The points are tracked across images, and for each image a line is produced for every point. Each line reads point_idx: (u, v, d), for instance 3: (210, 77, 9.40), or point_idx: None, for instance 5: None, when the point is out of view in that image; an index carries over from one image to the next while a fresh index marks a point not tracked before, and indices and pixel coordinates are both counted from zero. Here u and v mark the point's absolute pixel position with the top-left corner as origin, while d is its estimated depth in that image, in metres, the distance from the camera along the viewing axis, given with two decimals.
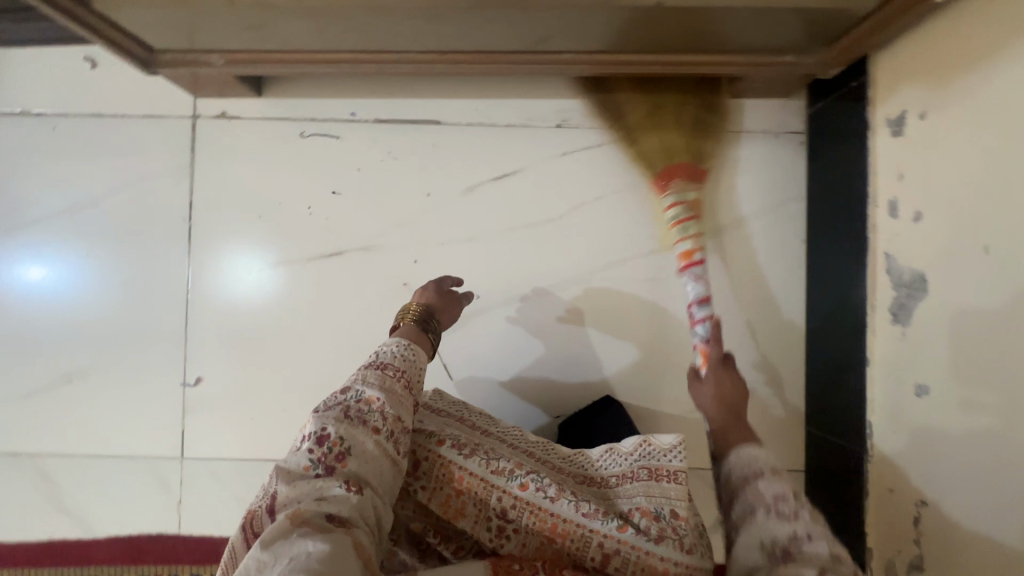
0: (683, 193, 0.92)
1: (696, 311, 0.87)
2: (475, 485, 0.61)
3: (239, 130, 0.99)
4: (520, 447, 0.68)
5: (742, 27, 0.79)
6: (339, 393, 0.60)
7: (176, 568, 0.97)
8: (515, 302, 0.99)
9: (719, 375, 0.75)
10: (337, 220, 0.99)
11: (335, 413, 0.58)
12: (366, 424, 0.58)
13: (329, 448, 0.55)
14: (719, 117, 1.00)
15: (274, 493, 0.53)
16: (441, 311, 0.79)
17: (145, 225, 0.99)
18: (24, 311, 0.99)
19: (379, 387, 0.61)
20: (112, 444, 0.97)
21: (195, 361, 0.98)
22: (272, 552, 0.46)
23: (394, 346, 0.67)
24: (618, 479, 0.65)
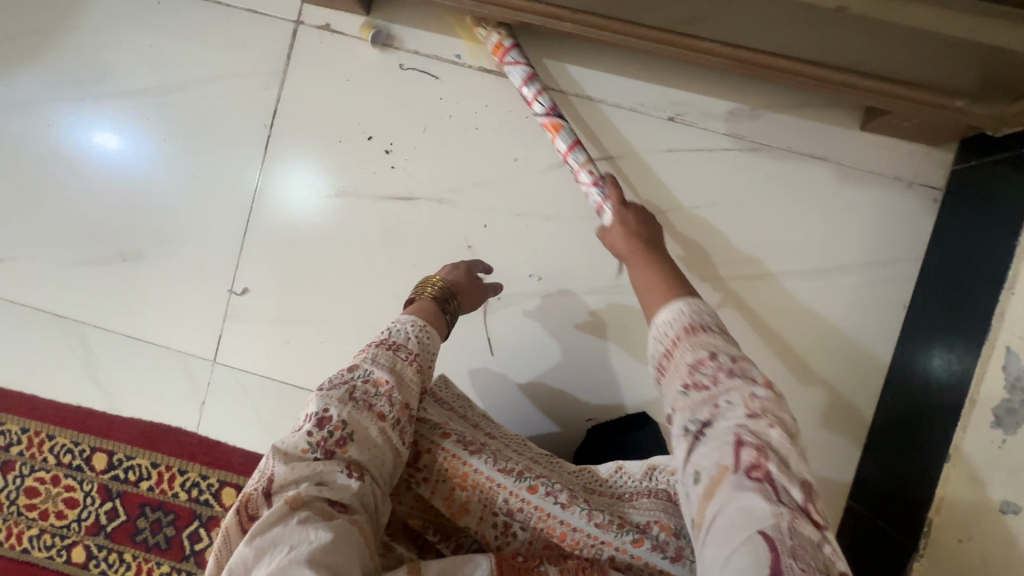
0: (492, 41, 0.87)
1: (526, 93, 0.85)
2: (481, 484, 0.55)
3: (339, 46, 0.94)
4: (525, 452, 0.63)
5: (920, 56, 0.68)
6: (346, 371, 0.56)
7: (187, 464, 0.98)
8: (536, 298, 0.93)
9: (629, 217, 0.76)
10: (416, 163, 0.94)
11: (339, 394, 0.53)
12: (372, 408, 0.54)
13: (329, 432, 0.51)
14: (848, 152, 0.90)
15: (271, 476, 0.49)
16: (463, 295, 0.73)
17: (225, 122, 0.96)
18: (95, 182, 0.99)
19: (388, 368, 0.57)
20: (152, 330, 0.98)
21: (245, 271, 0.97)
22: (270, 539, 0.43)
23: (408, 325, 0.62)
24: (631, 496, 0.61)
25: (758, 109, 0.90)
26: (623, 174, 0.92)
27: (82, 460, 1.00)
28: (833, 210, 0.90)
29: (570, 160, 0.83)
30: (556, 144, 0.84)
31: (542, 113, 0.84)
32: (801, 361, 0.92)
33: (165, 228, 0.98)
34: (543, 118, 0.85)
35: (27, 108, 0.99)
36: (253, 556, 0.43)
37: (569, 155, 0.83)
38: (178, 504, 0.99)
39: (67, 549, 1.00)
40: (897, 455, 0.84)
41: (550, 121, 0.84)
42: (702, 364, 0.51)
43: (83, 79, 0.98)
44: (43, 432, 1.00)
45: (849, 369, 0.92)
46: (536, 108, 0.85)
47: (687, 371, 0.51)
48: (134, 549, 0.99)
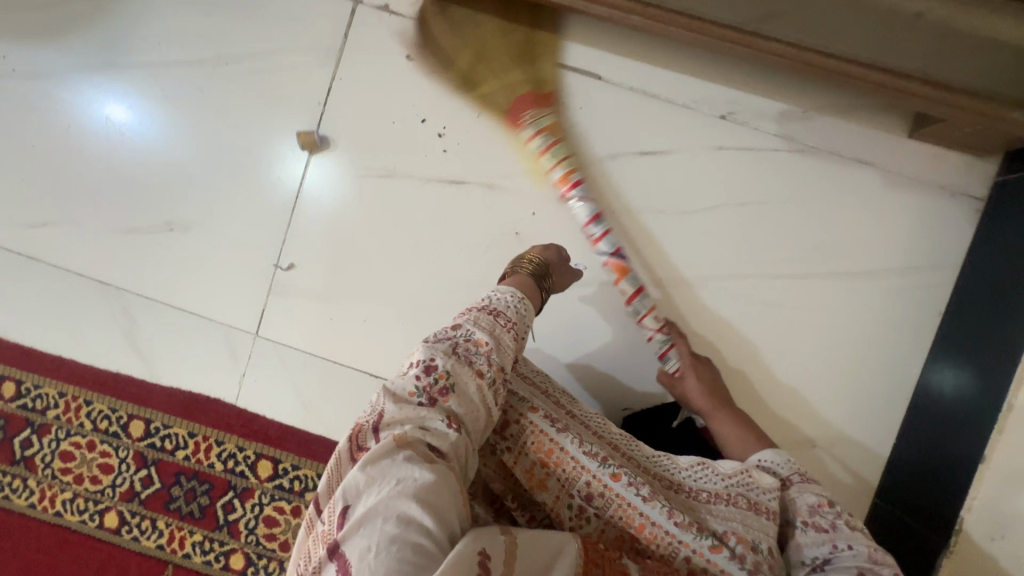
0: (538, 121, 0.89)
1: (593, 230, 0.87)
2: (565, 463, 0.58)
3: (397, 27, 0.95)
4: (605, 437, 0.64)
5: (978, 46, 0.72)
6: (450, 328, 0.59)
7: (224, 435, 0.99)
8: (589, 285, 0.95)
9: (697, 369, 0.84)
10: (467, 148, 0.95)
11: (444, 346, 0.57)
12: (472, 365, 0.56)
13: (434, 380, 0.54)
14: (894, 158, 0.92)
15: (381, 412, 0.52)
16: (557, 273, 0.76)
17: (278, 97, 0.97)
18: (143, 151, 0.99)
19: (488, 332, 0.59)
20: (194, 301, 0.99)
21: (292, 247, 0.97)
22: (380, 470, 0.47)
23: (508, 294, 0.64)
24: (709, 495, 0.60)
25: (809, 111, 0.92)
26: (671, 170, 0.93)
27: (120, 427, 1.00)
28: (876, 215, 0.92)
29: (634, 306, 0.87)
30: (621, 287, 0.87)
31: (609, 253, 0.86)
32: (836, 361, 0.94)
33: (212, 201, 0.98)
34: (608, 259, 0.87)
35: (77, 75, 0.99)
36: (362, 482, 0.46)
37: (634, 300, 0.86)
38: (214, 474, 0.99)
39: (100, 515, 1.00)
40: (928, 456, 0.86)
41: (614, 264, 0.86)
42: (821, 508, 0.61)
43: (136, 47, 0.98)
44: (81, 397, 1.00)
45: (883, 371, 0.94)
46: (603, 246, 0.87)
47: (806, 511, 0.62)
48: (168, 517, 1.00)
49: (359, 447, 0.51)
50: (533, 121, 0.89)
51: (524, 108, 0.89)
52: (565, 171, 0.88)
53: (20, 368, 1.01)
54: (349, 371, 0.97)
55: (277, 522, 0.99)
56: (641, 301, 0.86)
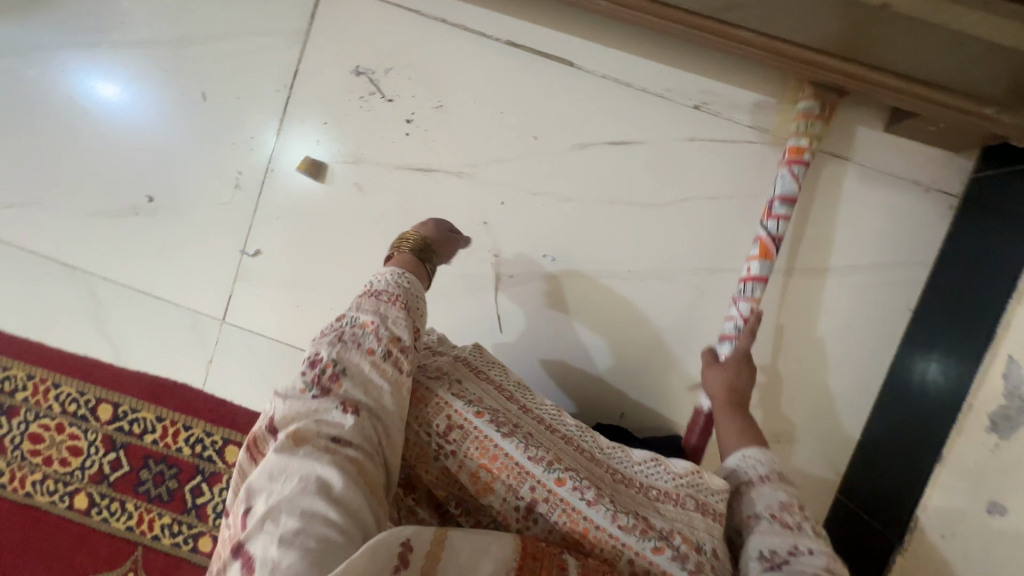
0: (825, 89, 0.85)
1: (777, 206, 0.84)
2: (508, 469, 0.52)
3: (365, 7, 0.92)
4: (559, 430, 0.59)
5: (933, 46, 0.71)
6: (335, 320, 0.60)
7: (192, 420, 0.99)
8: (559, 278, 0.93)
9: (739, 366, 0.79)
10: (437, 134, 0.93)
11: (329, 338, 0.57)
12: (361, 346, 0.57)
13: (321, 370, 0.54)
14: (869, 152, 0.90)
15: (272, 414, 0.52)
16: (440, 248, 0.76)
17: (245, 78, 0.94)
18: (108, 133, 0.97)
19: (373, 311, 0.59)
20: (162, 286, 0.98)
21: (259, 232, 0.96)
22: (282, 470, 0.47)
23: (388, 274, 0.65)
24: (659, 494, 0.56)
25: (785, 103, 0.90)
26: (644, 161, 0.91)
27: (88, 411, 1.00)
28: (851, 211, 0.91)
29: (744, 286, 0.85)
30: (751, 263, 0.85)
31: (770, 232, 0.84)
32: (805, 359, 0.94)
33: (179, 183, 0.97)
34: (762, 234, 0.85)
35: (40, 52, 0.96)
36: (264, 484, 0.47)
37: (750, 280, 0.85)
38: (182, 459, 1.00)
39: (70, 496, 1.01)
40: (891, 451, 0.86)
41: (763, 241, 0.84)
42: (789, 507, 0.58)
43: (98, 25, 0.96)
44: (49, 380, 1.00)
45: (851, 369, 0.93)
46: (771, 224, 0.84)
47: (774, 507, 0.58)
48: (137, 499, 1.00)
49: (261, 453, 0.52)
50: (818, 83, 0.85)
51: None
52: (803, 143, 0.84)
53: None
54: None
55: None
56: (754, 287, 0.84)
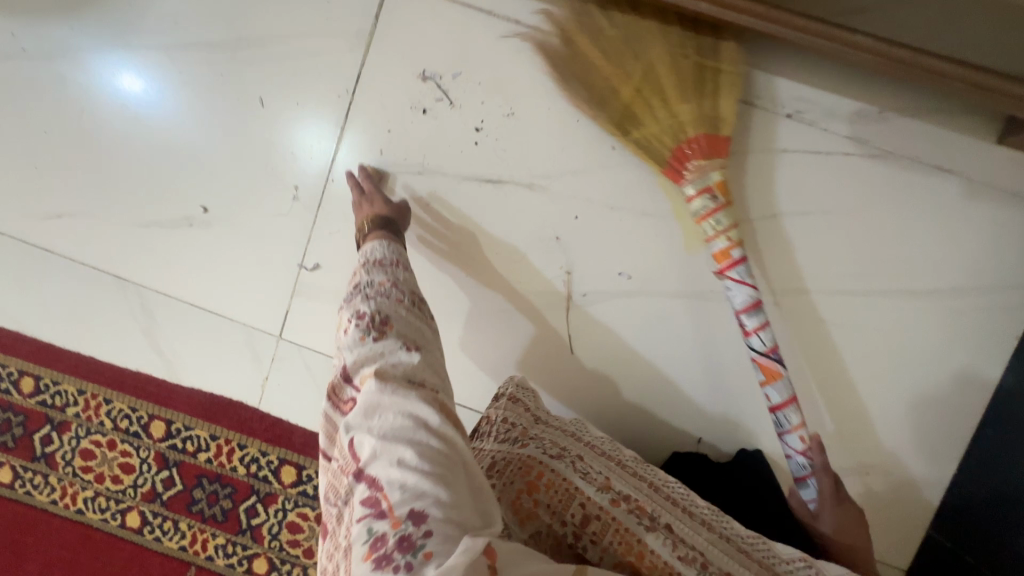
0: (704, 176, 0.78)
1: (747, 320, 0.77)
2: (659, 568, 0.50)
3: (434, 8, 0.86)
4: (696, 514, 0.57)
5: None
6: (353, 289, 0.69)
7: (247, 440, 0.96)
8: (635, 298, 0.88)
9: (839, 510, 0.74)
10: (508, 144, 0.87)
11: (359, 300, 0.66)
12: (390, 297, 0.66)
13: (370, 320, 0.62)
14: (978, 166, 0.83)
15: (344, 366, 0.59)
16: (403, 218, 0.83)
17: (304, 82, 0.89)
18: (161, 140, 0.93)
19: (384, 272, 0.70)
20: (217, 300, 0.94)
21: (318, 246, 0.92)
22: (377, 407, 0.53)
23: (379, 242, 0.75)
24: None
25: (887, 111, 0.83)
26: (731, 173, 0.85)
27: (141, 427, 0.97)
28: (956, 228, 0.84)
29: (779, 416, 0.76)
30: (767, 391, 0.77)
31: (761, 351, 0.76)
32: (900, 386, 0.87)
33: (234, 193, 0.92)
34: (761, 357, 0.77)
35: (91, 53, 0.92)
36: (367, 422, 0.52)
37: (781, 409, 0.76)
38: (236, 478, 0.97)
39: (122, 513, 0.99)
40: (991, 491, 0.80)
41: (766, 366, 0.76)
42: None
43: (150, 25, 0.91)
44: (101, 395, 0.97)
45: (951, 398, 0.87)
46: (755, 341, 0.77)
47: None
48: (190, 519, 0.98)
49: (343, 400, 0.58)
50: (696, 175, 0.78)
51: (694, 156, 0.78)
52: (727, 245, 0.77)
53: (39, 364, 0.98)
54: None
55: (301, 528, 0.96)
56: (788, 414, 0.76)
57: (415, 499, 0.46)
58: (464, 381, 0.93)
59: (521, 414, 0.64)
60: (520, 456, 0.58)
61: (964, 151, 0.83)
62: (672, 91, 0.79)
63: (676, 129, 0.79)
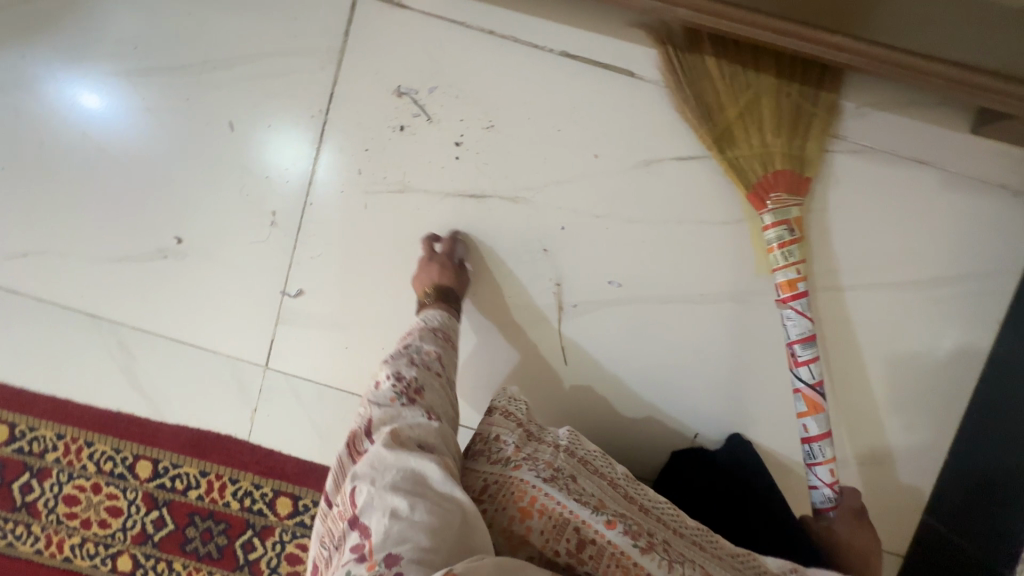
0: (785, 209, 0.79)
1: (800, 351, 0.80)
2: None
3: (405, 21, 0.84)
4: (686, 534, 0.56)
5: None
6: (402, 348, 0.70)
7: (239, 473, 0.93)
8: (627, 305, 0.88)
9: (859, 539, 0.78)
10: (489, 157, 0.86)
11: (403, 360, 0.66)
12: (431, 369, 0.67)
13: (407, 384, 0.62)
14: (954, 157, 0.84)
15: (369, 418, 0.57)
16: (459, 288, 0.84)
17: (275, 104, 0.86)
18: (127, 171, 0.89)
19: (434, 344, 0.71)
20: (199, 333, 0.91)
21: (300, 271, 0.89)
22: (384, 460, 0.51)
23: (434, 315, 0.78)
24: None
25: (864, 106, 0.84)
26: (714, 175, 0.85)
27: (126, 468, 0.94)
28: (937, 220, 0.85)
29: (812, 447, 0.80)
30: (805, 422, 0.80)
31: (808, 382, 0.79)
32: (889, 376, 0.88)
33: (209, 222, 0.89)
34: (805, 387, 0.80)
35: (46, 83, 0.88)
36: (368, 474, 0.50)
37: (816, 441, 0.79)
38: (230, 513, 0.94)
39: (113, 558, 0.95)
40: (984, 475, 0.82)
41: (810, 397, 0.79)
42: None
43: (107, 50, 0.86)
44: (81, 439, 0.94)
45: (938, 383, 0.88)
46: (803, 372, 0.80)
47: None
48: (185, 558, 0.95)
49: (353, 440, 0.56)
50: (777, 206, 0.79)
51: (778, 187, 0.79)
52: (794, 276, 0.79)
53: (13, 411, 0.93)
54: None
55: (301, 559, 0.94)
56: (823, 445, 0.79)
57: (394, 543, 0.44)
58: (460, 399, 0.92)
59: (512, 430, 0.61)
60: (510, 479, 0.54)
61: (938, 142, 0.84)
62: (767, 120, 0.80)
63: (765, 157, 0.80)
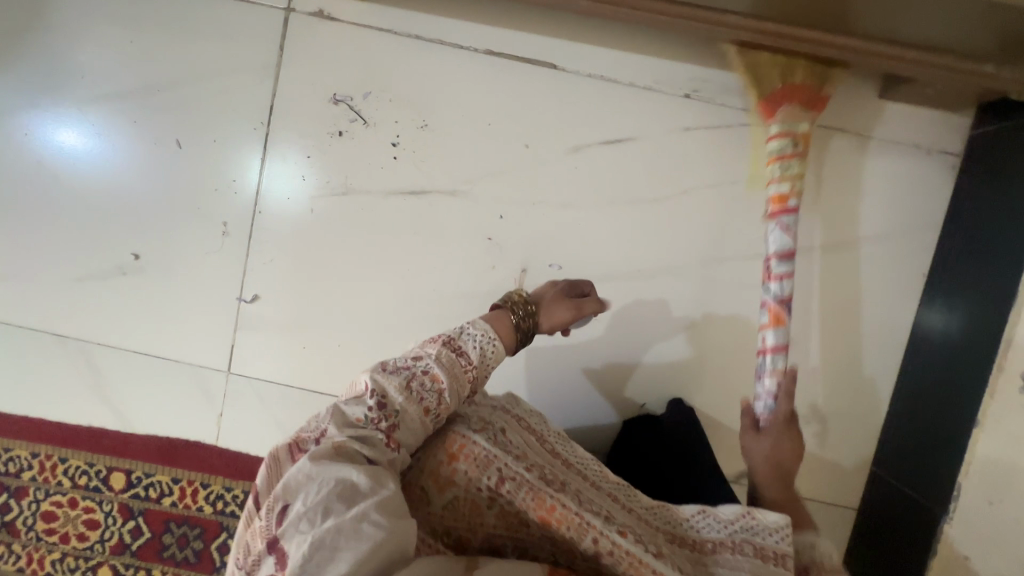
0: (794, 123, 0.80)
1: (775, 265, 0.80)
2: (568, 522, 0.50)
3: (336, 32, 0.89)
4: (603, 487, 0.58)
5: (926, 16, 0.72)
6: (412, 358, 0.58)
7: (209, 478, 0.96)
8: None
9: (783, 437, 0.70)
10: (426, 155, 0.90)
11: (398, 379, 0.55)
12: (421, 401, 0.55)
13: (385, 414, 0.53)
14: (866, 121, 0.89)
15: (324, 430, 0.51)
16: (550, 308, 0.67)
17: (219, 119, 0.90)
18: (82, 194, 0.92)
19: (446, 368, 0.57)
20: (161, 344, 0.95)
21: (254, 277, 0.93)
22: (322, 471, 0.46)
23: (479, 333, 0.60)
24: (714, 546, 0.55)
25: None
26: (641, 156, 0.89)
27: (100, 481, 0.97)
28: (857, 183, 0.89)
29: (765, 358, 0.79)
30: (766, 333, 0.79)
31: (775, 297, 0.79)
32: (826, 336, 0.92)
33: (164, 236, 0.93)
34: (771, 300, 0.79)
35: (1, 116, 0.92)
36: (301, 485, 0.45)
37: (769, 353, 0.78)
38: (204, 518, 0.97)
39: (93, 570, 0.98)
40: (922, 422, 0.85)
41: (775, 310, 0.79)
42: None
43: (56, 80, 0.91)
44: (55, 455, 0.97)
45: (874, 338, 0.92)
46: (774, 286, 0.79)
47: None
48: (163, 565, 0.97)
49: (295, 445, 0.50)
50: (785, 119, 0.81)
51: (791, 100, 0.80)
52: (785, 191, 0.79)
53: None
54: (329, 400, 0.94)
55: None
56: (776, 358, 0.78)
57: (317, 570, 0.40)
58: None
59: None
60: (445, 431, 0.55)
61: (850, 109, 0.88)
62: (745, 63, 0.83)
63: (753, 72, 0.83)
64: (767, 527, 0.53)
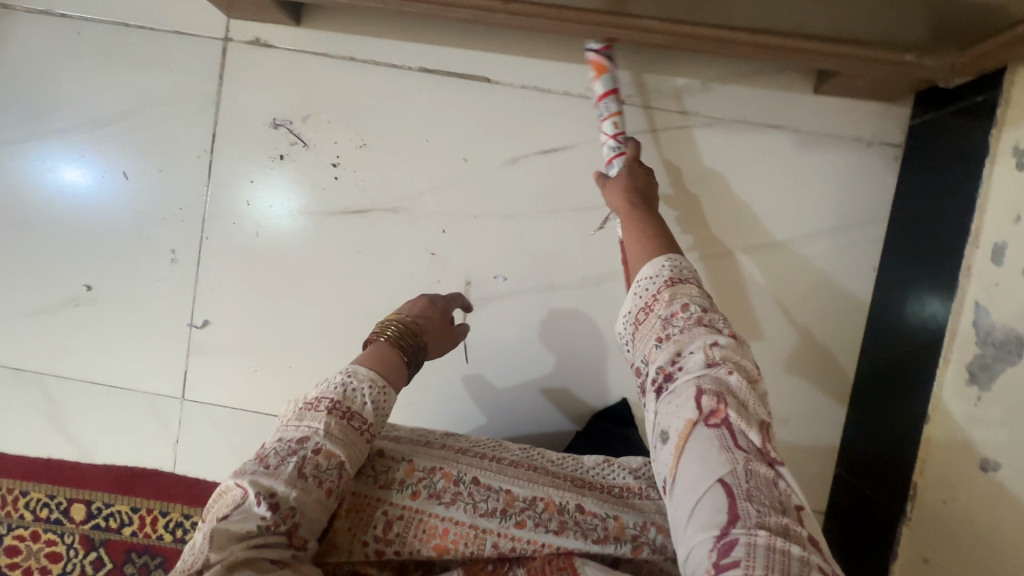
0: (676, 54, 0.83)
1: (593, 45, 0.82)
2: (463, 536, 0.56)
3: (273, 58, 0.90)
4: (503, 458, 0.63)
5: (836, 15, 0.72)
6: (295, 441, 0.53)
7: (166, 505, 0.96)
8: (514, 296, 0.91)
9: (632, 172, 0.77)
10: (367, 173, 0.91)
11: (288, 471, 0.51)
12: (321, 485, 0.52)
13: (280, 516, 0.50)
14: (804, 117, 0.88)
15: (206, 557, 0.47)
16: (430, 333, 0.69)
17: (162, 149, 0.92)
18: (32, 229, 0.94)
19: (339, 440, 0.54)
20: (115, 373, 0.95)
21: (204, 301, 0.93)
22: None
23: (365, 385, 0.57)
24: (625, 491, 0.63)
25: (710, 82, 0.88)
26: (579, 164, 0.89)
27: (60, 513, 0.96)
28: (798, 179, 0.89)
29: (602, 104, 0.81)
30: (596, 85, 0.82)
31: (596, 48, 0.81)
32: (776, 336, 0.91)
33: (114, 267, 0.94)
34: (593, 55, 0.82)
35: None
36: None
37: (603, 99, 0.81)
38: (164, 546, 0.96)
39: None
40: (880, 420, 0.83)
41: (597, 59, 0.81)
42: None
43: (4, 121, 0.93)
44: (17, 489, 0.97)
45: (827, 335, 0.91)
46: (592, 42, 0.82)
47: None
48: None
49: None
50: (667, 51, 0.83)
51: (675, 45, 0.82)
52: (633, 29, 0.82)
53: None
54: None
55: None
56: (609, 104, 0.81)
57: None
58: None
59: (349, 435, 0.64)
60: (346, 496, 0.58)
61: (786, 105, 0.88)
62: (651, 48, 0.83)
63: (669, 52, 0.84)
64: (663, 278, 0.61)
